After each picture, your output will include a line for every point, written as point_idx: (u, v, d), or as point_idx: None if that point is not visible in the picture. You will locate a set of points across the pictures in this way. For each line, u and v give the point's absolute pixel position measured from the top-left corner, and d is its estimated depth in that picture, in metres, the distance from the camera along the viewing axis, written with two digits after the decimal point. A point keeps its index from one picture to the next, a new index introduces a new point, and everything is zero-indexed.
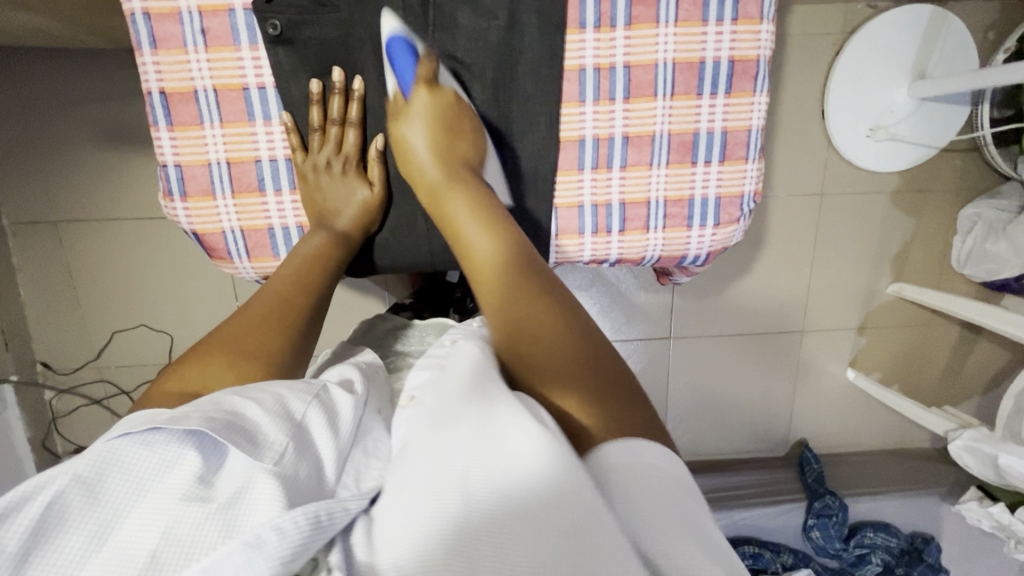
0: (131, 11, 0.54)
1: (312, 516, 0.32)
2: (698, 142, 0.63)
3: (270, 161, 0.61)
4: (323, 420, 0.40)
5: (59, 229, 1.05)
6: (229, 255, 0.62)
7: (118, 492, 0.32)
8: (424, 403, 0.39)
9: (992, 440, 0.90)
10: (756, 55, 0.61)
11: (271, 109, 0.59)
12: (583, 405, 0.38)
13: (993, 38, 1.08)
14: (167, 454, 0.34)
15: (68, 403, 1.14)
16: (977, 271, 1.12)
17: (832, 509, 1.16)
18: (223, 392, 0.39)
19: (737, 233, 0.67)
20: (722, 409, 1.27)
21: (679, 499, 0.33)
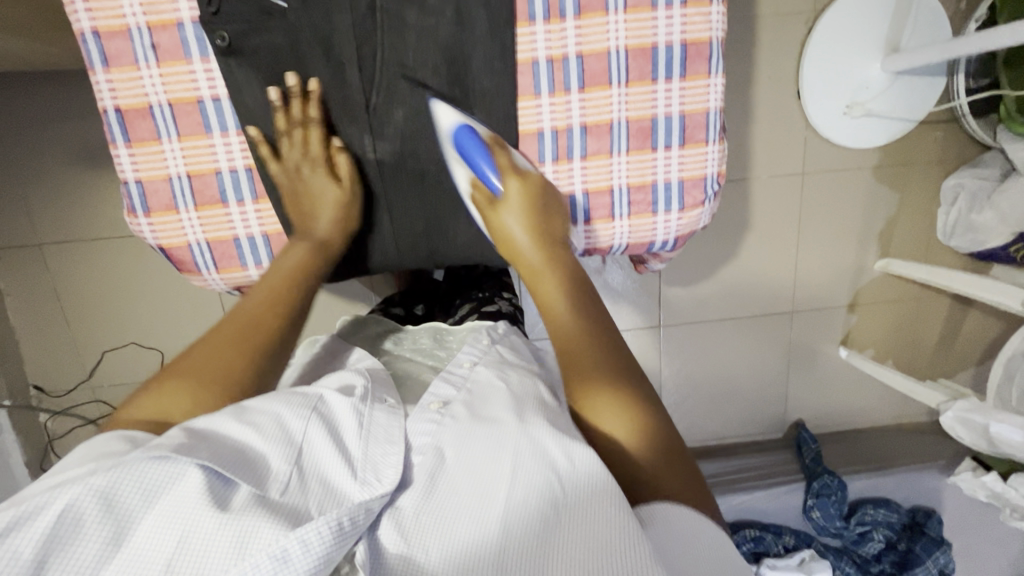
0: (80, 30, 0.54)
1: (332, 527, 0.38)
2: (656, 127, 0.63)
3: (231, 172, 0.61)
4: (322, 431, 0.46)
5: (43, 252, 1.05)
6: (198, 267, 0.63)
7: (130, 502, 0.37)
8: (449, 422, 0.49)
9: (985, 411, 0.89)
10: (709, 37, 0.61)
11: (227, 120, 0.59)
12: (633, 438, 0.46)
13: (966, 7, 1.07)
14: (173, 470, 0.39)
15: (64, 425, 1.15)
16: (964, 243, 1.13)
17: (830, 488, 1.16)
18: (224, 417, 0.43)
19: (703, 217, 0.67)
20: (716, 394, 1.28)
21: (707, 536, 0.41)
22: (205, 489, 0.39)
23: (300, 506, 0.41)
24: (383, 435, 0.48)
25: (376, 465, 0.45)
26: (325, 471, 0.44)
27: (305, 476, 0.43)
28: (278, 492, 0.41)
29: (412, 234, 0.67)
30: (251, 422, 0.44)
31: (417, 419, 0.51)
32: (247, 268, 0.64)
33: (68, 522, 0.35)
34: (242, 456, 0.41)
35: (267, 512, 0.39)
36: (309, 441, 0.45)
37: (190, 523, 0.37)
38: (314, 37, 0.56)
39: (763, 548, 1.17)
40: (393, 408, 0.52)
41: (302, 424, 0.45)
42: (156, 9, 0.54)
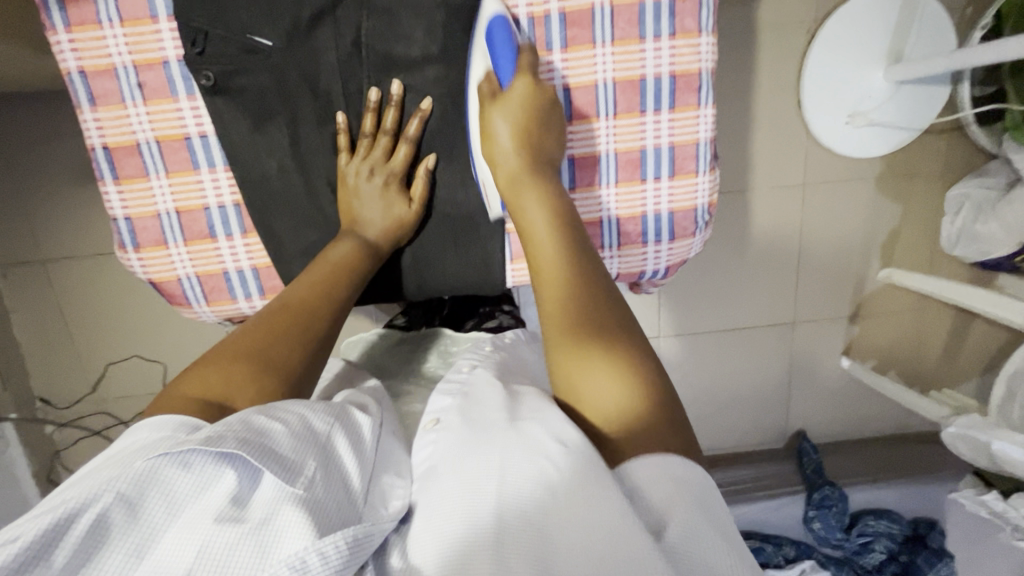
0: (68, 71, 0.56)
1: (349, 539, 0.37)
2: (645, 158, 0.63)
3: (219, 208, 0.61)
4: (345, 439, 0.45)
5: (46, 268, 1.06)
6: (188, 300, 0.64)
7: (156, 511, 0.37)
8: (449, 429, 0.45)
9: (985, 427, 0.89)
10: (697, 68, 0.61)
11: (214, 156, 0.59)
12: (612, 356, 0.43)
13: (971, 15, 1.05)
14: (203, 475, 0.38)
15: (70, 436, 1.16)
16: (969, 253, 1.08)
17: (831, 499, 1.16)
18: (250, 413, 0.42)
19: (695, 246, 0.68)
20: (716, 404, 1.27)
21: (700, 488, 0.37)
22: (232, 501, 0.38)
23: (324, 508, 0.39)
24: (392, 467, 0.47)
25: (383, 493, 0.44)
26: (345, 480, 0.43)
27: (329, 475, 0.41)
28: (305, 485, 0.39)
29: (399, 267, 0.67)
30: (279, 417, 0.42)
31: (419, 441, 0.48)
32: (236, 301, 0.64)
33: (92, 535, 0.35)
34: (268, 449, 0.39)
35: (294, 514, 0.37)
36: (333, 444, 0.44)
37: (212, 532, 0.36)
38: (299, 76, 0.57)
39: (764, 558, 1.16)
40: (399, 440, 0.52)
41: (326, 426, 0.44)
42: (143, 48, 0.55)
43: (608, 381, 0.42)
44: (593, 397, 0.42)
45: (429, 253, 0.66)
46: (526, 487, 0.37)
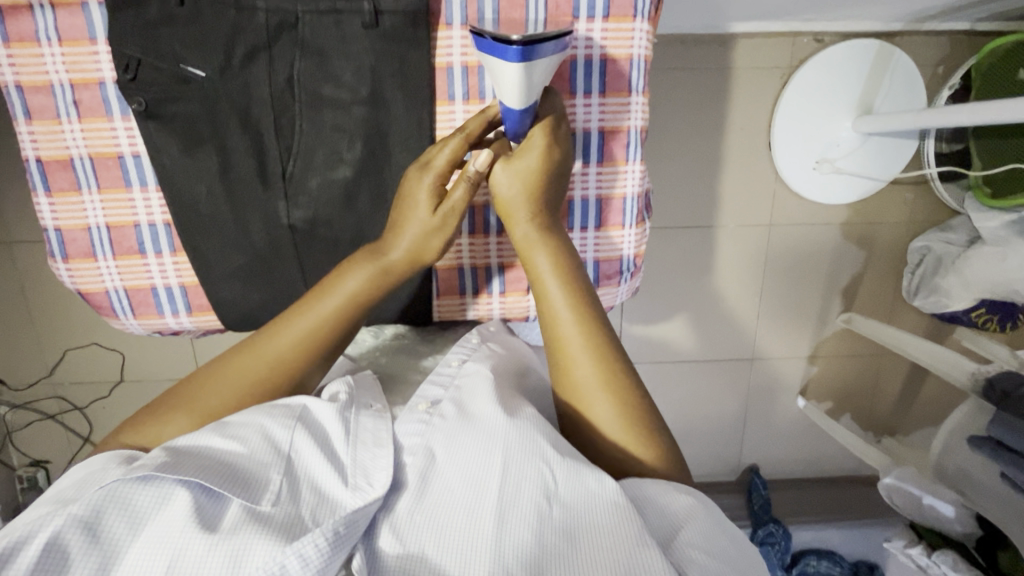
0: (4, 84, 0.58)
1: (329, 535, 0.45)
2: (572, 208, 0.66)
3: (149, 226, 0.63)
4: (308, 439, 0.52)
5: (9, 250, 1.06)
6: (116, 312, 0.66)
7: (117, 528, 0.43)
8: (440, 425, 0.55)
9: (919, 481, 0.91)
10: (626, 126, 0.64)
11: (146, 175, 0.61)
12: (618, 397, 0.56)
13: (943, 72, 1.07)
14: (161, 492, 0.45)
15: (24, 418, 1.17)
16: (926, 303, 1.13)
17: (775, 537, 1.18)
18: (209, 435, 0.50)
19: (619, 294, 0.70)
20: (670, 433, 1.28)
21: (703, 506, 0.50)
22: (193, 511, 0.44)
23: (294, 516, 0.47)
24: (372, 439, 0.55)
25: (366, 469, 0.51)
26: (317, 480, 0.50)
27: (293, 485, 0.49)
28: (270, 503, 0.47)
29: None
30: (236, 436, 0.50)
31: (407, 419, 0.57)
32: (163, 316, 0.66)
33: (54, 553, 0.41)
34: (231, 475, 0.47)
35: (260, 524, 0.45)
36: (296, 449, 0.52)
37: (180, 547, 0.42)
38: (228, 103, 0.58)
39: None
40: (379, 413, 0.59)
41: (288, 433, 0.52)
42: (79, 69, 0.58)
43: (627, 431, 0.54)
44: (598, 415, 0.55)
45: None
46: (521, 492, 0.48)
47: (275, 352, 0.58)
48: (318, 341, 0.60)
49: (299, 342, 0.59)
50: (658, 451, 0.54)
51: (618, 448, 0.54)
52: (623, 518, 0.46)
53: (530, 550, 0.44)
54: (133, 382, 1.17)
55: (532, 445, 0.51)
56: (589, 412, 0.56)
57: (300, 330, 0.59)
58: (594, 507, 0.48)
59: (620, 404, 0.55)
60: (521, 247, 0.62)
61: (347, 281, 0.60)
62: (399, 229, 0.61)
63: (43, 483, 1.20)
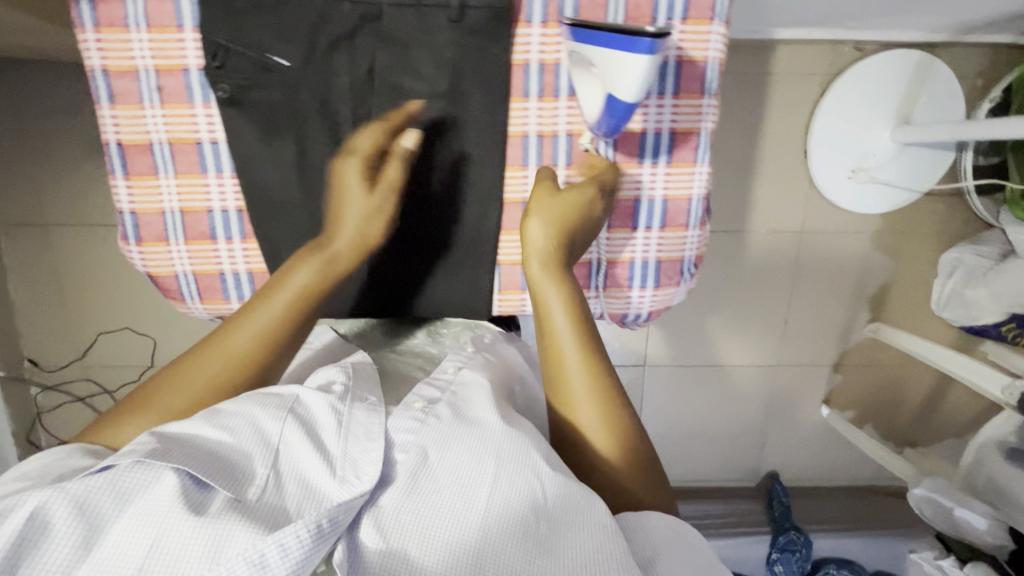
0: (91, 67, 0.59)
1: (313, 528, 0.44)
2: (638, 208, 0.66)
3: (222, 212, 0.64)
4: (298, 431, 0.53)
5: (48, 232, 1.07)
6: (183, 296, 0.67)
7: (105, 504, 0.44)
8: (434, 426, 0.55)
9: (951, 492, 0.90)
10: (697, 128, 0.64)
11: (223, 162, 0.63)
12: (615, 431, 0.56)
13: (982, 84, 1.07)
14: (148, 474, 0.45)
15: (54, 399, 1.18)
16: (955, 315, 1.12)
17: (795, 544, 1.17)
18: (200, 423, 0.50)
19: (677, 295, 0.71)
20: (692, 437, 1.28)
21: (686, 532, 0.52)
22: (179, 493, 0.45)
23: (278, 509, 0.47)
24: (363, 433, 0.55)
25: (356, 462, 0.51)
26: (304, 473, 0.51)
27: (280, 478, 0.49)
28: (255, 494, 0.47)
29: (385, 287, 0.70)
30: (227, 426, 0.51)
31: (401, 415, 0.57)
32: (229, 301, 0.67)
33: (40, 521, 0.41)
34: (219, 464, 0.47)
35: (242, 514, 0.45)
36: (285, 440, 0.52)
37: (164, 528, 0.43)
38: (310, 94, 0.60)
39: None
40: (373, 407, 0.58)
41: (278, 424, 0.52)
42: (164, 54, 0.59)
43: (612, 440, 0.55)
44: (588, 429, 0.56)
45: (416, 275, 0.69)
46: (508, 500, 0.48)
47: (229, 351, 0.56)
48: (277, 334, 0.59)
49: (257, 338, 0.58)
50: (638, 466, 0.56)
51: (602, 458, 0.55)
52: (606, 535, 0.48)
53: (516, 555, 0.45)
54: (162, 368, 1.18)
55: (524, 451, 0.52)
56: (575, 416, 0.56)
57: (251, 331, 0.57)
58: (580, 520, 0.49)
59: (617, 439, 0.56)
60: (536, 285, 0.61)
61: (292, 278, 0.60)
62: (337, 223, 0.63)
63: None
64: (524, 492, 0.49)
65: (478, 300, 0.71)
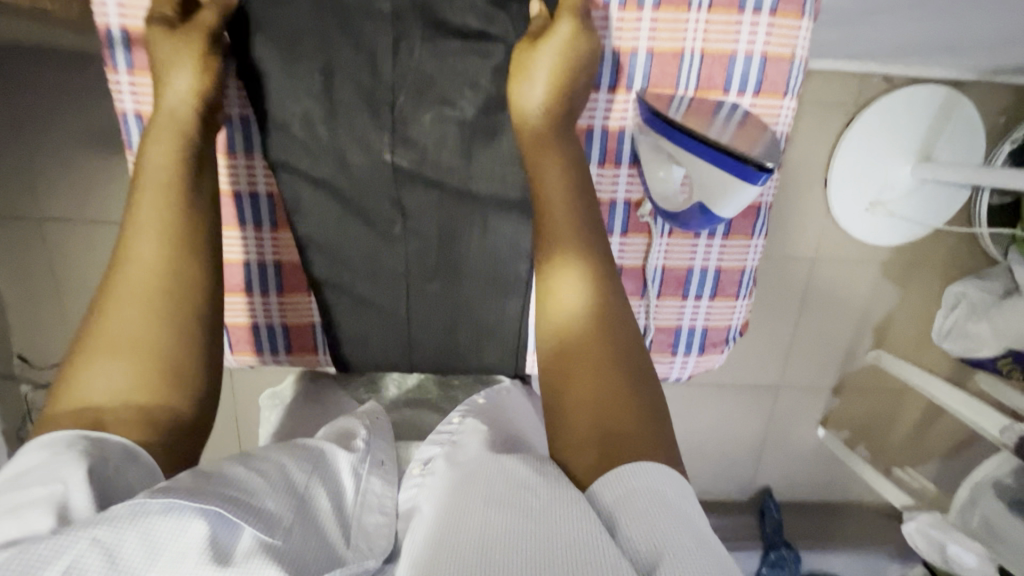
0: (124, 114, 0.61)
1: None
2: (690, 277, 0.68)
3: (259, 264, 0.67)
4: (324, 489, 0.49)
5: (43, 228, 1.02)
6: None
7: (134, 554, 0.37)
8: (433, 479, 0.52)
9: (943, 526, 0.93)
10: (758, 202, 0.65)
11: (260, 216, 0.65)
12: (587, 307, 0.54)
13: (1003, 123, 1.07)
14: (180, 521, 0.39)
15: (46, 397, 1.14)
16: (954, 347, 1.15)
17: (785, 561, 1.23)
18: (232, 463, 0.47)
19: (719, 359, 0.73)
20: (691, 452, 1.31)
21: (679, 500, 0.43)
22: (209, 544, 0.39)
23: (301, 560, 0.42)
24: (377, 505, 0.52)
25: (368, 534, 0.48)
26: (325, 531, 0.46)
27: (303, 530, 0.45)
28: (281, 538, 0.43)
29: (424, 328, 0.66)
30: (258, 470, 0.47)
31: (406, 487, 0.54)
32: (260, 353, 0.71)
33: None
34: (252, 508, 0.43)
35: (274, 559, 0.40)
36: (312, 496, 0.48)
37: None
38: (357, 107, 0.59)
39: None
40: (387, 474, 0.56)
41: (305, 477, 0.49)
42: None
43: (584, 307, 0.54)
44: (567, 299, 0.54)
45: (454, 316, 0.66)
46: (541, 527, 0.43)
47: (141, 261, 0.51)
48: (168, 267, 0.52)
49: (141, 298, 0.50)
50: (600, 328, 0.52)
51: (563, 328, 0.54)
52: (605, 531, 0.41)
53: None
54: None
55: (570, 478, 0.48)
56: (548, 285, 0.56)
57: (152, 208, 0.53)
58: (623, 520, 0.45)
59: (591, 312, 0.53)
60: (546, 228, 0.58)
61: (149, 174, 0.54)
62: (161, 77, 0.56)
63: None
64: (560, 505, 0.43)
65: (508, 355, 0.69)
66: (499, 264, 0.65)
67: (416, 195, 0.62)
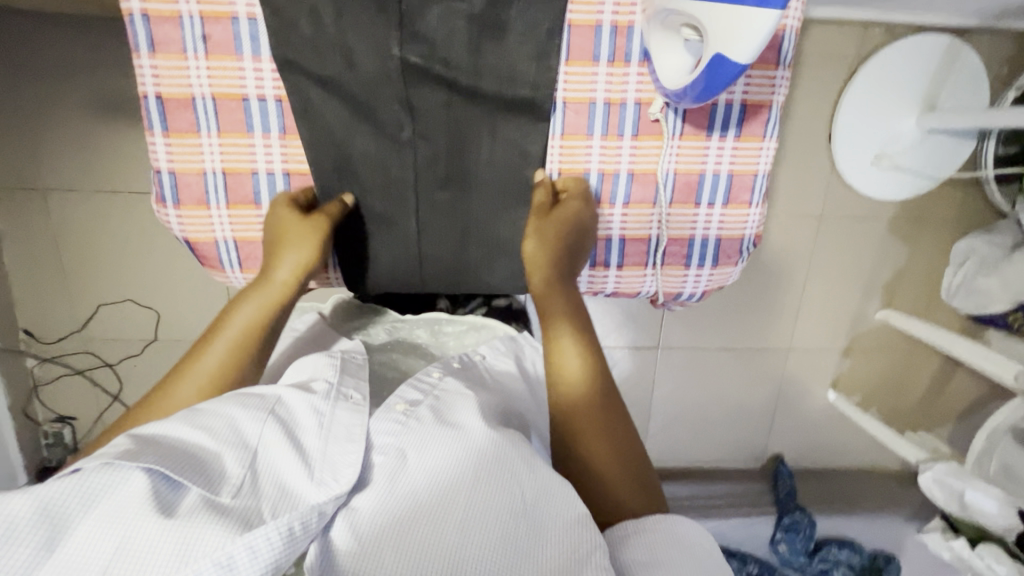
0: (130, 11, 0.60)
1: (283, 531, 0.45)
2: (703, 183, 0.70)
3: (267, 174, 0.68)
4: (278, 431, 0.53)
5: (46, 198, 1.02)
6: (222, 263, 0.71)
7: (74, 503, 0.43)
8: (410, 427, 0.55)
9: (960, 474, 0.92)
10: (769, 101, 0.67)
11: (270, 121, 0.65)
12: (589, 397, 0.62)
13: (1007, 73, 1.06)
14: (116, 477, 0.45)
15: (51, 372, 1.14)
16: (966, 303, 1.13)
17: (800, 525, 1.20)
18: (179, 422, 0.51)
19: (733, 274, 0.75)
20: (702, 420, 1.30)
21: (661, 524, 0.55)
22: (149, 495, 0.44)
23: (250, 509, 0.47)
24: (344, 434, 0.55)
25: (335, 464, 0.52)
26: (283, 477, 0.50)
27: (256, 478, 0.49)
28: (230, 495, 0.47)
29: (436, 239, 0.70)
30: (205, 427, 0.51)
31: (382, 418, 0.57)
32: None
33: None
34: (195, 464, 0.47)
35: (211, 514, 0.45)
36: (265, 442, 0.52)
37: (130, 528, 0.42)
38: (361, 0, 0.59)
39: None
40: (356, 405, 0.59)
41: (257, 426, 0.53)
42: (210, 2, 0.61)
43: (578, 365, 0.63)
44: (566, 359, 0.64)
45: (468, 224, 0.69)
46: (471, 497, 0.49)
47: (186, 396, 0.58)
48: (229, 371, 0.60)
49: (208, 378, 0.59)
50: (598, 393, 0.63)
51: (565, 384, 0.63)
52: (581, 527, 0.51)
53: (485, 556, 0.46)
54: (167, 341, 1.14)
55: (501, 454, 0.54)
56: (547, 327, 0.65)
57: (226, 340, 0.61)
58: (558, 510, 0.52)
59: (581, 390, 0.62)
60: (543, 301, 0.66)
61: (234, 314, 0.63)
62: (275, 252, 0.64)
63: (68, 439, 1.17)
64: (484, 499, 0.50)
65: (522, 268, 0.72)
66: (506, 174, 0.68)
67: (425, 94, 0.63)
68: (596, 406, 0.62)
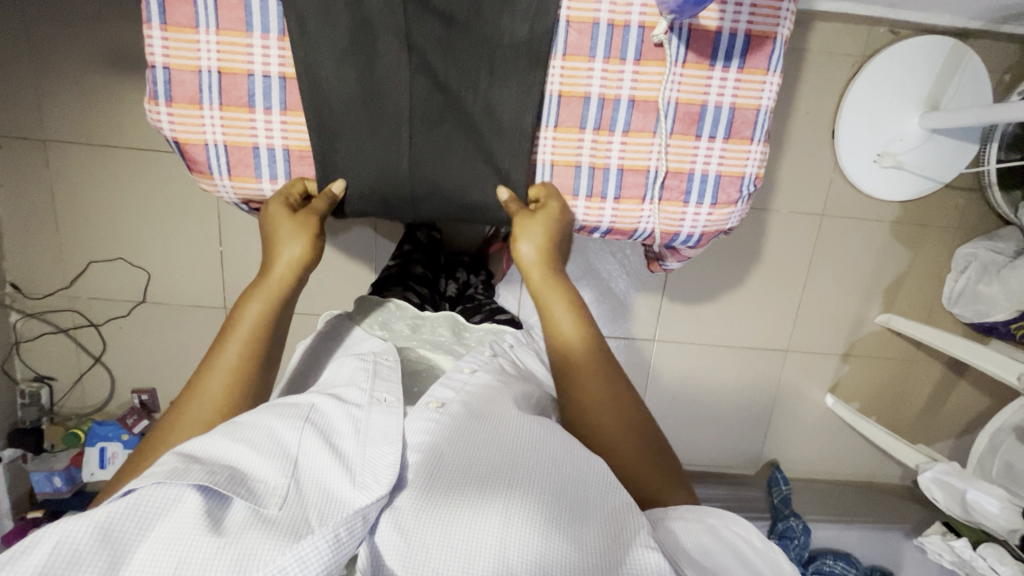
0: None
1: (331, 539, 0.39)
2: (704, 114, 0.64)
3: (263, 77, 0.59)
4: (317, 439, 0.47)
5: (47, 149, 1.01)
6: (210, 170, 0.63)
7: (129, 526, 0.38)
8: (446, 420, 0.50)
9: (962, 475, 0.90)
10: (774, 33, 0.62)
11: (270, 21, 0.57)
12: (606, 408, 0.55)
13: (1009, 80, 1.08)
14: (170, 494, 0.39)
15: (34, 328, 1.11)
16: (966, 311, 1.13)
17: (794, 531, 1.12)
18: (218, 436, 0.45)
19: (732, 217, 0.69)
20: (696, 419, 1.26)
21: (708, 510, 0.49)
22: (203, 515, 0.39)
23: (300, 515, 0.42)
24: (380, 437, 0.49)
25: (374, 467, 0.46)
26: (325, 483, 0.45)
27: (301, 489, 0.44)
28: (277, 506, 0.42)
29: (432, 176, 0.63)
30: (244, 439, 0.45)
31: (416, 416, 0.50)
32: (260, 180, 0.63)
33: (61, 557, 0.35)
34: (243, 480, 0.42)
35: (268, 529, 0.40)
36: (303, 451, 0.46)
37: (191, 548, 0.37)
38: None
39: None
40: (390, 407, 0.52)
41: (296, 435, 0.47)
42: None
43: (570, 324, 0.60)
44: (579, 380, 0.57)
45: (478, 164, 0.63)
46: (527, 498, 0.43)
47: (208, 398, 0.52)
48: (253, 363, 0.54)
49: (231, 372, 0.53)
50: (622, 413, 0.55)
51: (562, 350, 0.60)
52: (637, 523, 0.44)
53: (535, 550, 0.40)
54: (155, 305, 1.12)
55: (543, 446, 0.47)
56: (542, 310, 0.61)
57: (244, 330, 0.55)
58: (595, 501, 0.46)
59: (596, 409, 0.55)
60: (538, 293, 0.62)
61: (244, 311, 0.56)
62: (274, 247, 0.59)
63: (44, 400, 1.14)
64: (535, 500, 0.43)
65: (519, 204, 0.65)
66: (510, 110, 0.61)
67: (424, 15, 0.56)
68: (592, 367, 0.58)
